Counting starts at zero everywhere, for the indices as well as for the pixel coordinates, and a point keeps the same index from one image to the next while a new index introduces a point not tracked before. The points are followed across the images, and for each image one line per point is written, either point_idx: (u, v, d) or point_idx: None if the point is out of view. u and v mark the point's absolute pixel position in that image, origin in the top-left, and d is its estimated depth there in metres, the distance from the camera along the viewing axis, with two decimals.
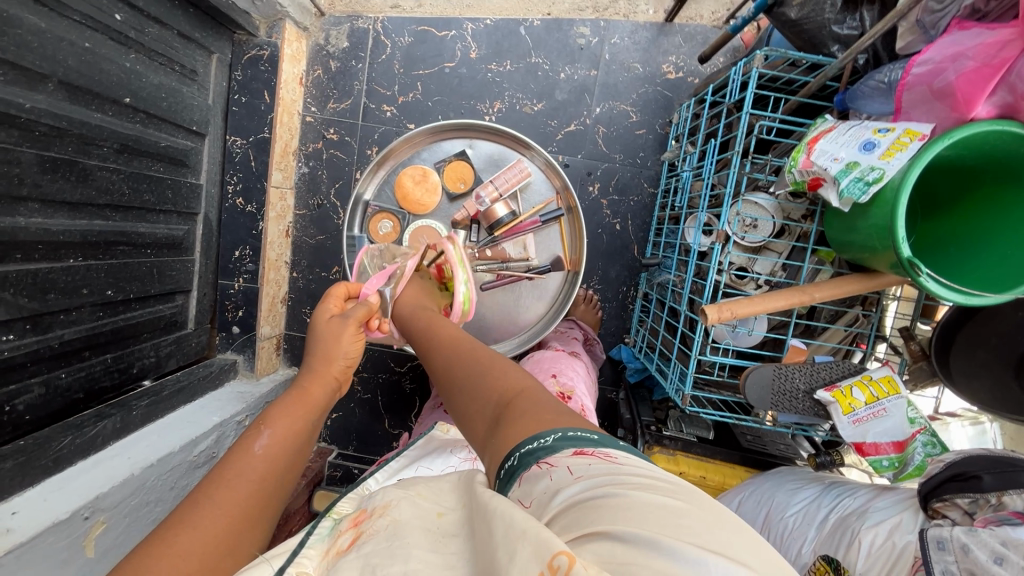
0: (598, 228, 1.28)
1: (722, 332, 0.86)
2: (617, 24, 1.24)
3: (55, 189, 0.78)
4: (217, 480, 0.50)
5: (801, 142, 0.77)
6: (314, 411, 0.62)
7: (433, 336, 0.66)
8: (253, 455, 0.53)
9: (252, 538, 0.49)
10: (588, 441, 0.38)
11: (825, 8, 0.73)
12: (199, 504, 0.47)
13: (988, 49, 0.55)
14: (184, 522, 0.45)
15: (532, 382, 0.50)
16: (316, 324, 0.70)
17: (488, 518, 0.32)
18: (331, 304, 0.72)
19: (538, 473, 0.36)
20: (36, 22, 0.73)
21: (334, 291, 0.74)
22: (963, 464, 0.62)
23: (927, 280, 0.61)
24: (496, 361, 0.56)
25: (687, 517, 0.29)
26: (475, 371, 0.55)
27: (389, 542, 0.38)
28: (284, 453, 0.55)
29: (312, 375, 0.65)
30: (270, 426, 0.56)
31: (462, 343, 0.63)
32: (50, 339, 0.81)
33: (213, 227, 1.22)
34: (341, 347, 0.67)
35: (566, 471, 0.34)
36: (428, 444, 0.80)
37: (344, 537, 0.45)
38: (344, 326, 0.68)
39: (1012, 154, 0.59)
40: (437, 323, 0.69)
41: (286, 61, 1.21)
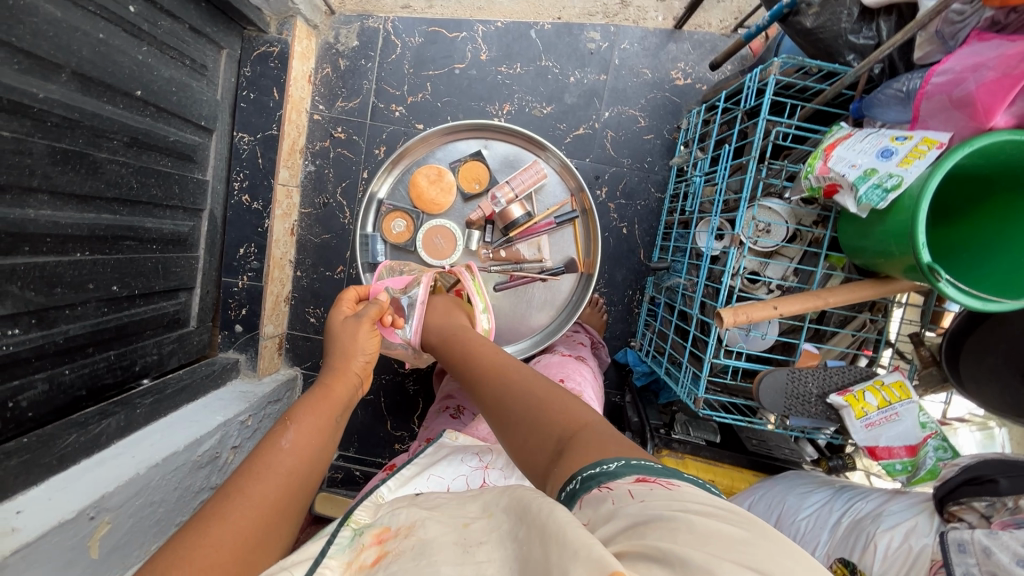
0: (605, 232, 1.28)
1: (736, 336, 0.87)
2: (627, 29, 1.25)
3: (65, 180, 0.77)
4: (246, 475, 0.49)
5: (815, 151, 0.79)
6: (338, 408, 0.62)
7: (474, 361, 0.67)
8: (281, 449, 0.53)
9: (284, 530, 0.48)
10: (652, 469, 0.37)
11: (841, 18, 0.74)
12: (229, 497, 0.47)
13: (1010, 60, 0.56)
14: (216, 516, 0.45)
15: (591, 415, 0.50)
16: (333, 326, 0.71)
17: (541, 532, 0.31)
18: (344, 307, 0.73)
19: (596, 496, 0.35)
20: (51, 11, 0.72)
21: (344, 297, 0.74)
22: (979, 468, 0.63)
23: (946, 286, 0.62)
24: (547, 390, 0.56)
25: (745, 543, 0.28)
26: (529, 399, 0.55)
27: (418, 562, 0.36)
28: (309, 448, 0.54)
29: (333, 374, 0.65)
30: (296, 422, 0.56)
31: (504, 369, 0.63)
32: (55, 335, 0.79)
33: (218, 224, 1.21)
34: (359, 344, 0.67)
35: (625, 493, 0.34)
36: (438, 451, 0.77)
37: (367, 552, 0.43)
38: (359, 324, 0.69)
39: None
40: (476, 348, 0.70)
41: (295, 58, 1.21)
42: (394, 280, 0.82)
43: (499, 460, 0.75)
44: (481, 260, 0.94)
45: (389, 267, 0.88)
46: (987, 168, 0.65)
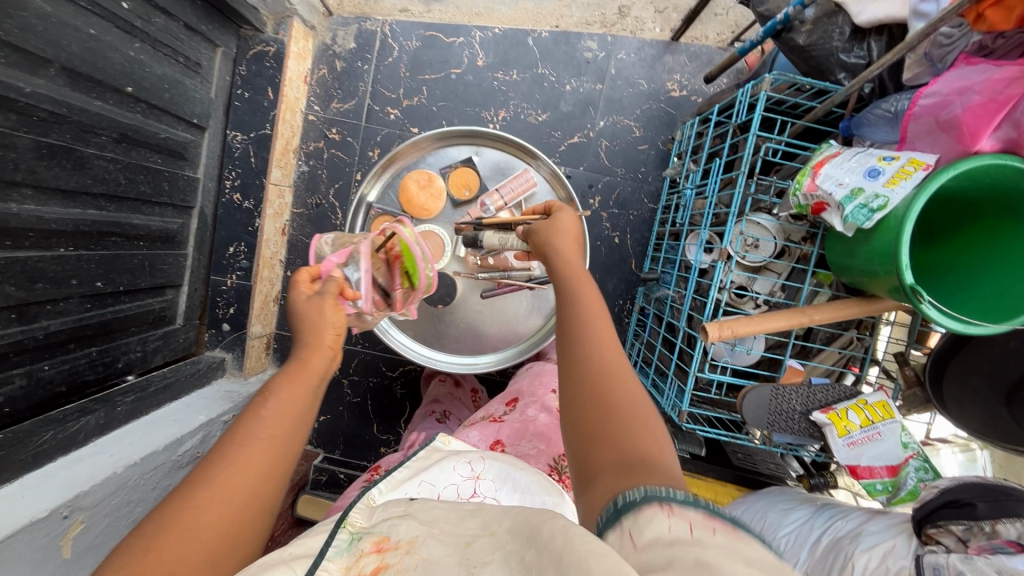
0: (597, 240, 1.28)
1: (721, 350, 0.86)
2: (624, 40, 1.26)
3: (50, 175, 0.77)
4: (226, 442, 0.48)
5: (804, 167, 0.79)
6: (318, 378, 0.56)
7: (578, 321, 0.53)
8: (261, 418, 0.50)
9: (273, 489, 0.47)
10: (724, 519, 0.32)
11: (833, 36, 0.75)
12: (211, 462, 0.46)
13: (995, 84, 0.57)
14: (200, 479, 0.44)
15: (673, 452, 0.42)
16: (294, 308, 0.60)
17: (553, 556, 0.30)
18: (301, 288, 0.62)
19: (662, 522, 0.30)
20: (41, 6, 0.72)
21: (297, 279, 0.62)
22: (958, 491, 0.62)
23: (928, 308, 0.62)
24: (645, 404, 0.45)
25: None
26: (622, 392, 0.46)
27: None
28: (291, 417, 0.51)
29: (308, 348, 0.57)
30: (276, 390, 0.52)
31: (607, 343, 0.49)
32: (35, 330, 0.79)
33: (209, 222, 1.20)
34: (325, 318, 0.58)
35: (686, 527, 0.29)
36: (431, 456, 0.74)
37: (367, 559, 0.41)
38: (323, 302, 0.60)
39: (1010, 184, 0.61)
40: (589, 303, 0.54)
41: (291, 59, 1.20)
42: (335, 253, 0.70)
43: (491, 467, 0.73)
44: (468, 268, 0.93)
45: (323, 240, 0.77)
46: (971, 191, 0.65)
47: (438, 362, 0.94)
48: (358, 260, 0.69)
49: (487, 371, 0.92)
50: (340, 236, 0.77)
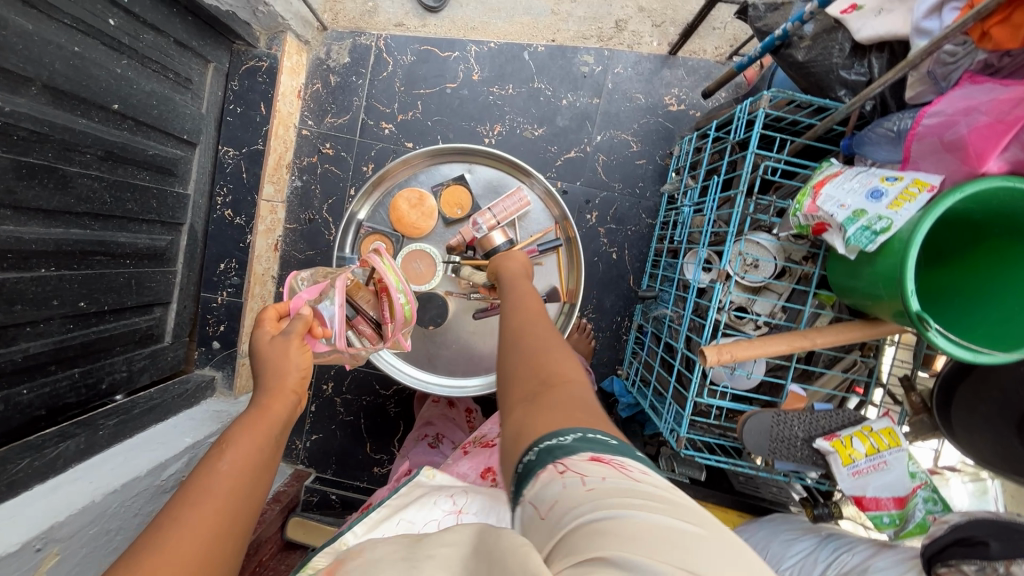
0: (594, 257, 1.26)
1: (721, 373, 0.83)
2: (621, 54, 1.24)
3: (31, 195, 0.75)
4: (180, 502, 0.46)
5: (805, 186, 0.77)
6: (276, 427, 0.57)
7: (511, 311, 0.64)
8: (218, 471, 0.49)
9: (232, 548, 0.46)
10: (605, 446, 0.37)
11: (833, 53, 0.73)
12: (165, 525, 0.44)
13: (1002, 105, 0.55)
14: (148, 546, 0.42)
15: (578, 375, 0.49)
16: (259, 350, 0.62)
17: (488, 562, 0.27)
18: (266, 329, 0.64)
19: (556, 479, 0.34)
20: (23, 24, 0.70)
21: (264, 313, 0.65)
22: (969, 528, 0.60)
23: (935, 336, 0.59)
24: (557, 351, 0.54)
25: (681, 534, 0.27)
26: (539, 344, 0.55)
27: None
28: (249, 469, 0.51)
29: (268, 393, 0.58)
30: (233, 442, 0.52)
31: (532, 333, 0.58)
32: (13, 352, 0.77)
33: (199, 238, 1.19)
34: (291, 360, 0.60)
35: (578, 479, 0.33)
36: (412, 492, 0.72)
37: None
38: (287, 343, 0.61)
39: (1019, 206, 0.58)
40: (524, 300, 0.66)
41: (284, 73, 1.19)
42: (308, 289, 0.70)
43: (474, 500, 0.69)
44: (461, 287, 0.91)
45: (299, 276, 0.76)
46: (978, 211, 0.63)
47: (429, 384, 0.90)
48: (331, 294, 0.69)
49: (478, 394, 0.89)
50: (317, 271, 0.76)
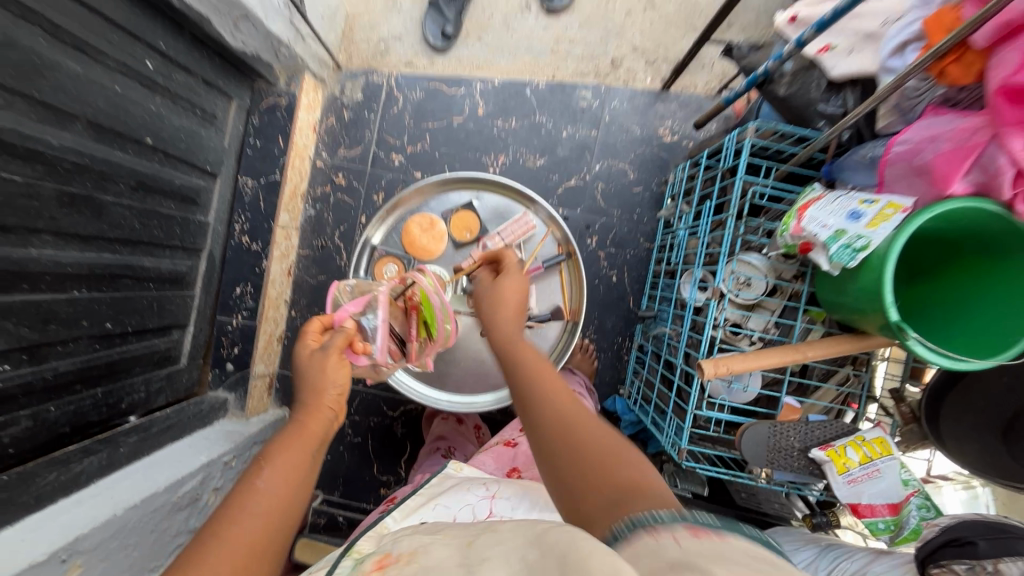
0: (595, 279, 1.31)
1: (719, 387, 0.87)
2: (617, 89, 1.33)
3: (70, 222, 0.81)
4: (223, 520, 0.52)
5: (790, 209, 0.82)
6: (315, 442, 0.61)
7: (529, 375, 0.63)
8: (256, 491, 0.54)
9: (269, 560, 0.52)
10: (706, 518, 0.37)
11: (811, 87, 0.80)
12: (208, 542, 0.50)
13: (962, 133, 0.60)
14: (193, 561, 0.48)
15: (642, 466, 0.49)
16: (299, 362, 0.66)
17: (559, 558, 0.31)
18: (308, 339, 0.68)
19: (645, 535, 0.35)
20: (73, 67, 0.77)
21: (307, 328, 0.69)
22: (959, 529, 0.62)
23: (914, 344, 0.63)
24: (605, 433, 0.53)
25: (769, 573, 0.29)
26: (586, 425, 0.54)
27: None
28: (285, 486, 0.55)
29: (305, 410, 0.62)
30: (271, 460, 0.57)
31: (574, 407, 0.58)
32: (44, 370, 0.81)
33: (217, 263, 1.24)
34: (329, 377, 0.63)
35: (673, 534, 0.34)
36: (445, 483, 0.76)
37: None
38: (326, 356, 0.65)
39: (988, 224, 0.64)
40: (534, 361, 0.66)
41: (302, 109, 1.27)
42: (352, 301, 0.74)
43: (507, 487, 0.73)
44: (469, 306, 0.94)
45: (341, 286, 0.80)
46: (949, 230, 0.69)
47: (436, 401, 0.95)
48: (374, 308, 0.73)
49: (487, 409, 0.94)
50: (358, 284, 0.80)
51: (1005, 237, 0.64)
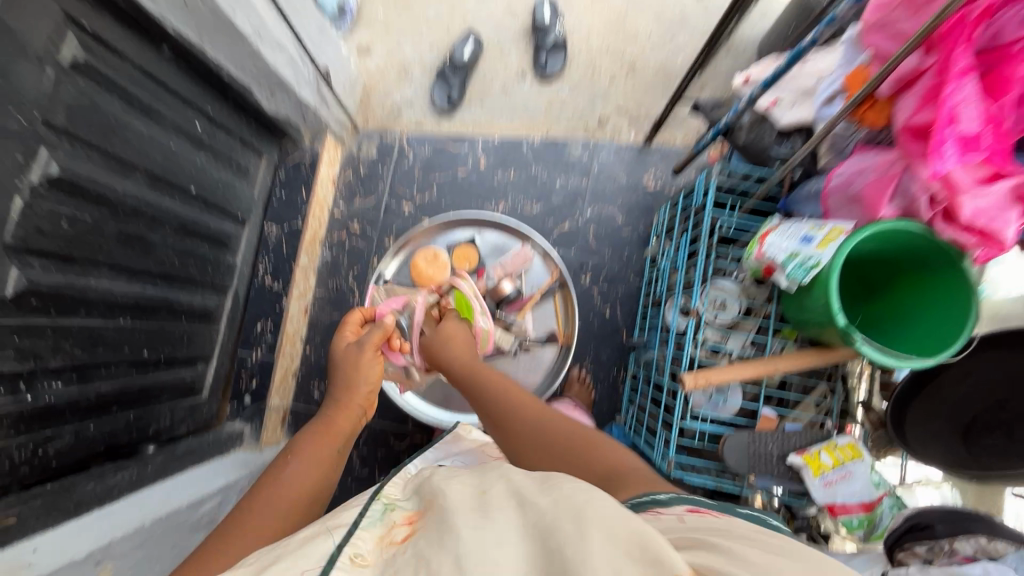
0: (590, 313, 1.40)
1: (701, 400, 0.94)
2: (604, 144, 1.48)
3: (124, 257, 0.92)
4: (257, 495, 0.60)
5: (754, 237, 0.93)
6: (340, 439, 0.71)
7: (494, 396, 0.74)
8: (288, 472, 0.63)
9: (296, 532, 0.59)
10: (704, 504, 0.45)
11: (764, 135, 0.93)
12: (247, 512, 0.57)
13: (883, 165, 0.72)
14: (232, 528, 0.55)
15: (620, 454, 0.62)
16: (337, 356, 0.79)
17: (573, 511, 0.37)
18: (348, 331, 0.83)
19: (653, 518, 0.43)
20: (140, 128, 0.91)
21: (347, 318, 0.84)
22: (919, 516, 0.68)
23: (861, 345, 0.73)
24: (570, 430, 0.66)
25: (762, 558, 0.37)
26: (556, 431, 0.66)
27: (441, 535, 0.41)
28: (313, 470, 0.64)
29: (339, 406, 0.74)
30: (303, 448, 0.67)
31: (543, 419, 0.69)
32: (89, 390, 0.90)
33: (241, 301, 1.35)
34: (361, 374, 0.75)
35: (675, 516, 0.42)
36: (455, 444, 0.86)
37: (398, 530, 0.47)
38: (360, 352, 0.77)
39: (921, 244, 0.75)
40: (490, 381, 0.76)
41: (323, 164, 1.42)
42: (394, 301, 0.91)
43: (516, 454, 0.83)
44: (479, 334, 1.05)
45: (379, 289, 0.99)
46: (892, 250, 0.80)
47: (438, 421, 1.02)
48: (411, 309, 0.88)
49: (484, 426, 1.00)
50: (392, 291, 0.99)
51: (934, 255, 0.75)
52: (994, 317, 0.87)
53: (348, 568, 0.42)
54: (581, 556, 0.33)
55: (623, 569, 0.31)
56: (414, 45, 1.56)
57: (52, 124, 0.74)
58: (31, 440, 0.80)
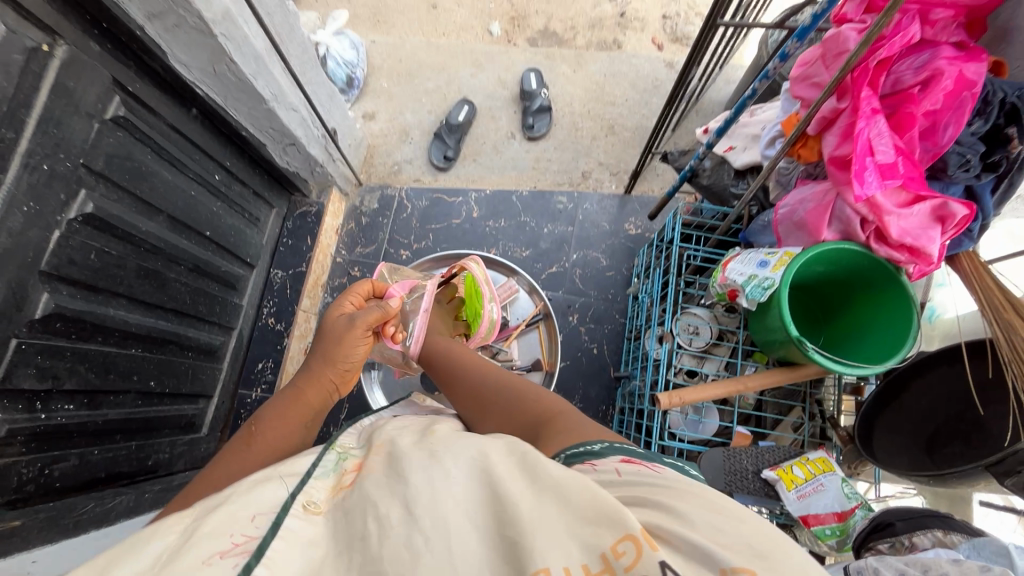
0: (578, 351, 1.46)
1: (678, 420, 1.00)
2: (588, 195, 1.61)
3: (142, 291, 1.01)
4: (232, 448, 0.64)
5: (719, 266, 1.01)
6: (314, 408, 0.75)
7: (461, 371, 0.79)
8: (261, 429, 0.67)
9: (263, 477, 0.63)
10: (633, 454, 0.48)
11: (723, 177, 1.05)
12: (221, 460, 0.62)
13: (820, 194, 0.82)
14: (209, 471, 0.60)
15: (562, 404, 0.63)
16: (327, 324, 0.82)
17: (532, 474, 0.40)
18: (348, 300, 0.87)
19: (589, 468, 0.47)
20: (166, 176, 1.03)
21: (355, 286, 0.89)
22: (881, 516, 0.71)
23: (812, 353, 0.79)
24: (520, 389, 0.69)
25: (705, 514, 0.38)
26: (505, 391, 0.69)
27: (390, 475, 0.44)
28: (286, 430, 0.68)
29: (315, 376, 0.77)
30: (280, 408, 0.71)
31: (494, 384, 0.72)
32: (97, 416, 0.95)
33: (244, 341, 1.42)
34: (344, 351, 0.79)
35: (611, 470, 0.45)
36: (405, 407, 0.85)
37: (348, 476, 0.51)
38: (351, 327, 0.80)
39: (860, 262, 0.83)
40: (460, 360, 0.82)
41: (328, 216, 1.54)
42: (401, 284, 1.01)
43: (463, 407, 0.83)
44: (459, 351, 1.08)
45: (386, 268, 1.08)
46: (840, 271, 0.88)
47: None
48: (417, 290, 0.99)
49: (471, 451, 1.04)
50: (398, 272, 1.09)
51: (876, 272, 0.83)
52: (947, 335, 0.94)
53: (302, 512, 0.45)
54: (537, 515, 0.36)
55: (577, 530, 0.34)
56: (414, 112, 1.73)
57: (91, 168, 0.85)
58: (40, 458, 0.85)
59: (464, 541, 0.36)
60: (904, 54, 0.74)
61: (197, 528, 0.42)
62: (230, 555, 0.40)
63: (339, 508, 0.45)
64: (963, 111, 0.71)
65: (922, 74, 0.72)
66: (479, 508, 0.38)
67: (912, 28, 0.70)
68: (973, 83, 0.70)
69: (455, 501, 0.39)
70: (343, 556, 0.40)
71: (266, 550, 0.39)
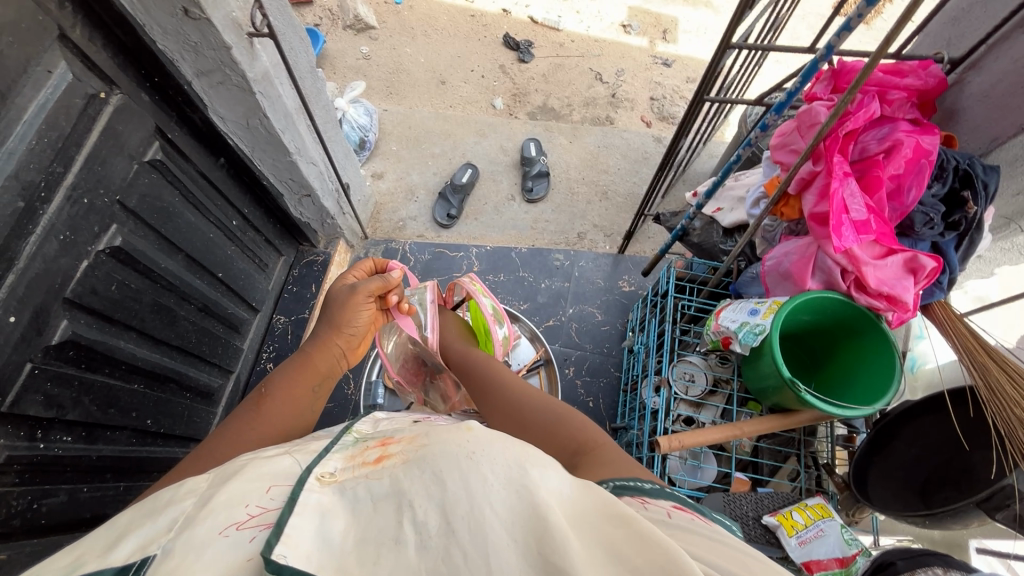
0: (575, 404, 1.47)
1: (677, 466, 1.03)
2: (583, 253, 1.68)
3: (153, 326, 1.03)
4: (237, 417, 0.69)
5: (712, 316, 1.06)
6: (319, 377, 0.79)
7: (502, 382, 0.81)
8: (265, 395, 0.72)
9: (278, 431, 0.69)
10: (685, 500, 0.47)
11: (713, 236, 1.15)
12: (233, 427, 0.67)
13: (803, 248, 0.89)
14: (222, 435, 0.65)
15: (604, 440, 0.65)
16: (331, 293, 0.87)
17: (577, 511, 0.39)
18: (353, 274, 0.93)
19: (640, 505, 0.46)
20: (190, 218, 1.08)
21: (359, 262, 0.95)
22: (882, 557, 0.72)
23: (805, 393, 0.82)
24: (563, 413, 0.71)
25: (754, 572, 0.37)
26: (548, 412, 0.71)
27: (421, 471, 0.42)
28: (294, 400, 0.73)
29: (321, 345, 0.81)
30: (285, 382, 0.74)
31: (531, 405, 0.74)
32: (92, 451, 0.93)
33: (240, 387, 1.41)
34: (349, 318, 0.84)
35: (663, 512, 0.44)
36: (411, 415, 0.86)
37: (369, 452, 0.51)
38: (353, 296, 0.85)
39: (848, 311, 0.88)
40: (498, 375, 0.84)
41: (334, 266, 1.59)
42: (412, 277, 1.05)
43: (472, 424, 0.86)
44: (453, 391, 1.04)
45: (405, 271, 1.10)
46: (830, 320, 0.93)
47: None
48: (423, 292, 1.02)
49: None
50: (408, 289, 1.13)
51: (864, 323, 0.88)
52: (929, 384, 1.00)
53: (315, 484, 0.46)
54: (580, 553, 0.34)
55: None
56: (421, 174, 1.85)
57: (125, 205, 0.91)
58: (30, 491, 0.82)
59: (501, 558, 0.35)
60: (868, 127, 0.85)
61: (214, 495, 0.45)
62: (247, 527, 0.42)
63: (353, 484, 0.46)
64: (923, 175, 0.81)
65: (885, 143, 0.82)
66: (517, 522, 0.36)
67: (872, 105, 0.82)
68: (929, 152, 0.80)
69: (493, 514, 0.37)
70: (370, 546, 0.39)
71: (284, 527, 0.40)
